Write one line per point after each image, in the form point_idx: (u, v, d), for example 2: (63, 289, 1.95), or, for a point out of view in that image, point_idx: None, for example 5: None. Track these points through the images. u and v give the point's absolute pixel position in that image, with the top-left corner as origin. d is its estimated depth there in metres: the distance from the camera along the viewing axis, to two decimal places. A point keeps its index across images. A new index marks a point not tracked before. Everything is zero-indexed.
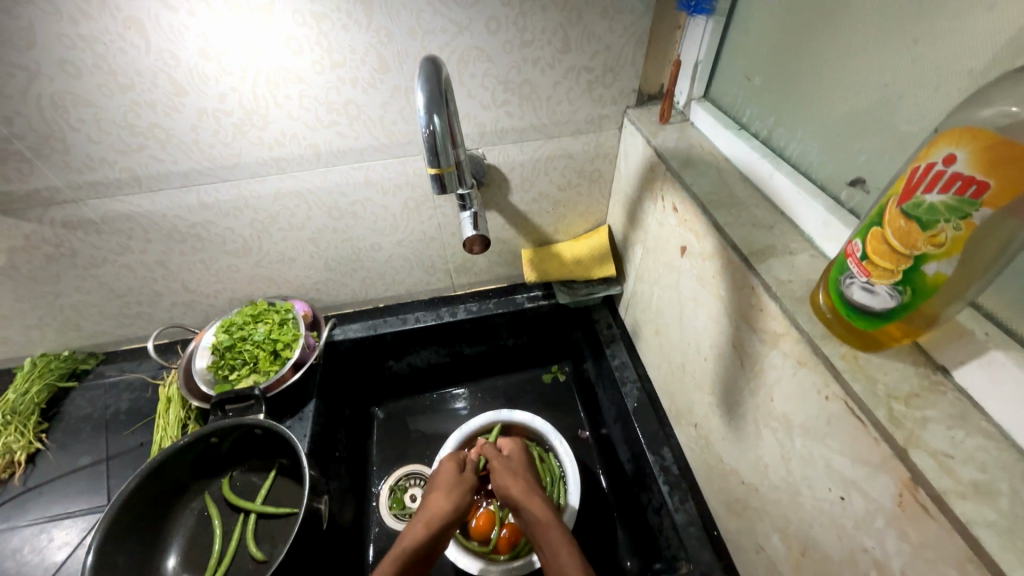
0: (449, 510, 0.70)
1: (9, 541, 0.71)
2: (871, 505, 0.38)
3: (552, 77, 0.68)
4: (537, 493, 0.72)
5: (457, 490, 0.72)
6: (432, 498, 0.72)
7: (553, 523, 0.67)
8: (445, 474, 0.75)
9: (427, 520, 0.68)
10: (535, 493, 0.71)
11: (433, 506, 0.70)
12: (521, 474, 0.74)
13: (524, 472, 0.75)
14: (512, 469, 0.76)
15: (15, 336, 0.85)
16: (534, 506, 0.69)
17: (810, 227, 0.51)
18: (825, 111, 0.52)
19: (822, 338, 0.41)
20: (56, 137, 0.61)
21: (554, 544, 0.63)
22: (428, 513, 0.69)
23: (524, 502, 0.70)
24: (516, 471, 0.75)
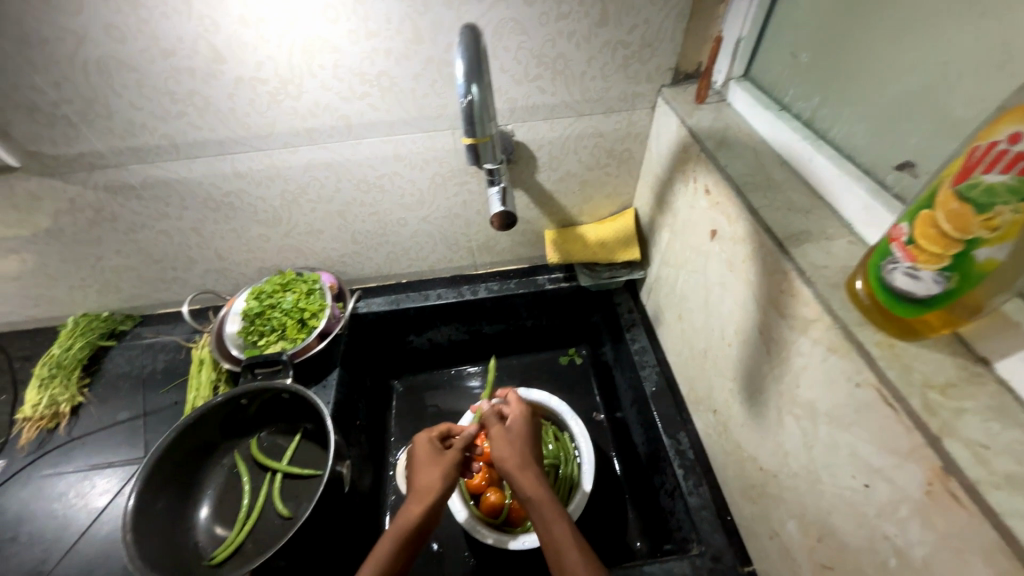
0: (441, 489, 0.65)
1: (55, 486, 0.76)
2: (897, 494, 0.37)
3: (586, 52, 0.66)
4: (532, 465, 0.67)
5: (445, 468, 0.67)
6: (421, 475, 0.67)
7: (547, 498, 0.62)
8: (426, 455, 0.70)
9: (421, 496, 0.64)
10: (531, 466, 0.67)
11: (425, 484, 0.65)
12: (514, 444, 0.70)
13: (519, 442, 0.71)
14: (508, 437, 0.72)
15: (59, 295, 0.90)
16: (525, 478, 0.65)
17: (850, 212, 0.50)
18: (876, 91, 0.50)
19: (858, 325, 0.40)
20: (101, 101, 0.63)
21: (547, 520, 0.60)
22: (421, 491, 0.65)
23: (513, 473, 0.65)
24: (512, 442, 0.70)
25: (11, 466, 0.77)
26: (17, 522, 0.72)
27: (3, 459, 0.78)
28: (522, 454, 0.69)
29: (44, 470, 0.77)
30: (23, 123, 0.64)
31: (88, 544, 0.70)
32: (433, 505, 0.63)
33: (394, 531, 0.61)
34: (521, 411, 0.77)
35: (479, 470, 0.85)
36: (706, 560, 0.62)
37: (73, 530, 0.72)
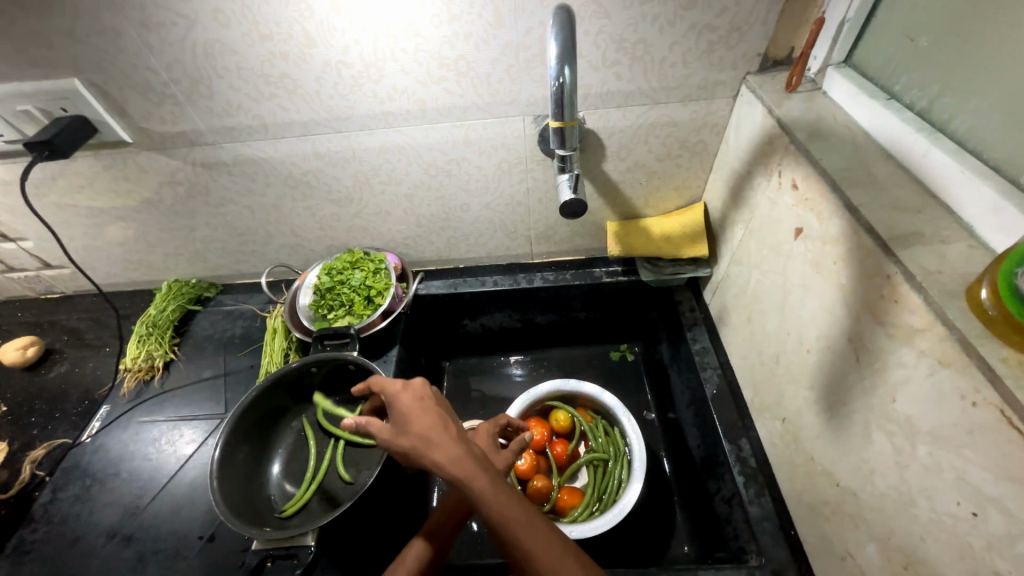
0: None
1: (150, 431, 0.84)
2: (1015, 527, 0.34)
3: (670, 36, 0.64)
4: (444, 433, 0.52)
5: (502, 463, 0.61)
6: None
7: (470, 466, 0.49)
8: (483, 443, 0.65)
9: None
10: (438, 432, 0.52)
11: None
12: (420, 413, 0.55)
13: (422, 409, 0.55)
14: (411, 413, 0.55)
15: (156, 261, 0.99)
16: (438, 451, 0.50)
17: (971, 214, 0.45)
18: (1016, 77, 0.45)
19: (979, 338, 0.37)
20: (204, 83, 0.68)
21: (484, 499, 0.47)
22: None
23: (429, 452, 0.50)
24: (421, 410, 0.55)
25: (115, 410, 0.87)
26: (119, 461, 0.81)
27: (108, 404, 0.88)
28: (438, 422, 0.54)
29: (142, 417, 0.86)
30: (138, 102, 0.70)
31: (177, 486, 0.78)
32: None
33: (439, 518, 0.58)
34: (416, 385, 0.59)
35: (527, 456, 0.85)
36: (766, 572, 0.59)
37: (164, 473, 0.80)
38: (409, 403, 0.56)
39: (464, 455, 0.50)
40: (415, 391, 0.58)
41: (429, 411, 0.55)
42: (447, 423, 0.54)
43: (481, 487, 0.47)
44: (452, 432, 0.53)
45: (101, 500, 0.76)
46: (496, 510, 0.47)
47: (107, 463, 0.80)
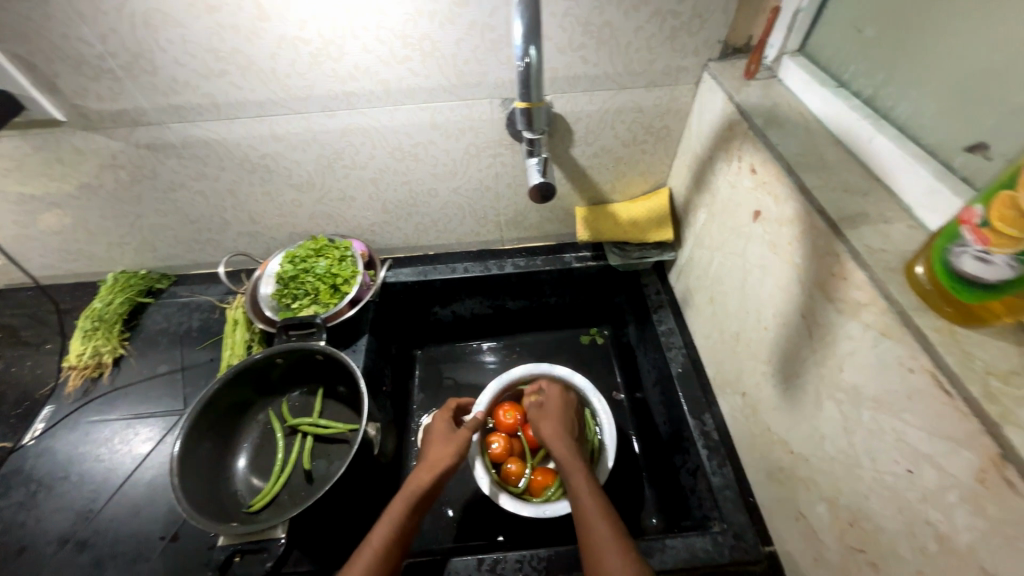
0: (454, 460, 0.67)
1: (101, 431, 0.80)
2: (945, 480, 0.37)
3: (634, 20, 0.64)
4: (566, 437, 0.75)
5: (458, 440, 0.70)
6: (434, 447, 0.69)
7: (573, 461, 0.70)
8: (440, 429, 0.73)
9: (432, 466, 0.65)
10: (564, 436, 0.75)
11: (439, 455, 0.67)
12: (553, 413, 0.79)
13: (558, 411, 0.80)
14: (551, 412, 0.80)
15: (99, 252, 0.92)
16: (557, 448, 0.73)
17: (910, 196, 0.48)
18: (950, 68, 0.48)
19: (916, 310, 0.40)
20: (146, 57, 0.63)
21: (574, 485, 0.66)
22: (432, 460, 0.67)
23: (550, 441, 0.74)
24: (554, 423, 0.77)
25: (60, 411, 0.81)
26: (68, 463, 0.76)
27: (52, 405, 0.82)
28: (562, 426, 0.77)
29: (91, 416, 0.81)
30: (70, 76, 0.65)
31: (134, 487, 0.74)
32: (444, 472, 0.65)
33: (407, 491, 0.62)
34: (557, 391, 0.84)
35: (499, 440, 0.87)
36: (728, 537, 0.62)
37: (119, 474, 0.76)
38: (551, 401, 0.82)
39: (575, 458, 0.71)
40: (566, 395, 0.84)
41: (567, 420, 0.79)
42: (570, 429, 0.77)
43: (580, 482, 0.66)
44: (570, 442, 0.74)
45: (48, 506, 0.72)
46: (584, 503, 0.62)
47: (54, 467, 0.75)
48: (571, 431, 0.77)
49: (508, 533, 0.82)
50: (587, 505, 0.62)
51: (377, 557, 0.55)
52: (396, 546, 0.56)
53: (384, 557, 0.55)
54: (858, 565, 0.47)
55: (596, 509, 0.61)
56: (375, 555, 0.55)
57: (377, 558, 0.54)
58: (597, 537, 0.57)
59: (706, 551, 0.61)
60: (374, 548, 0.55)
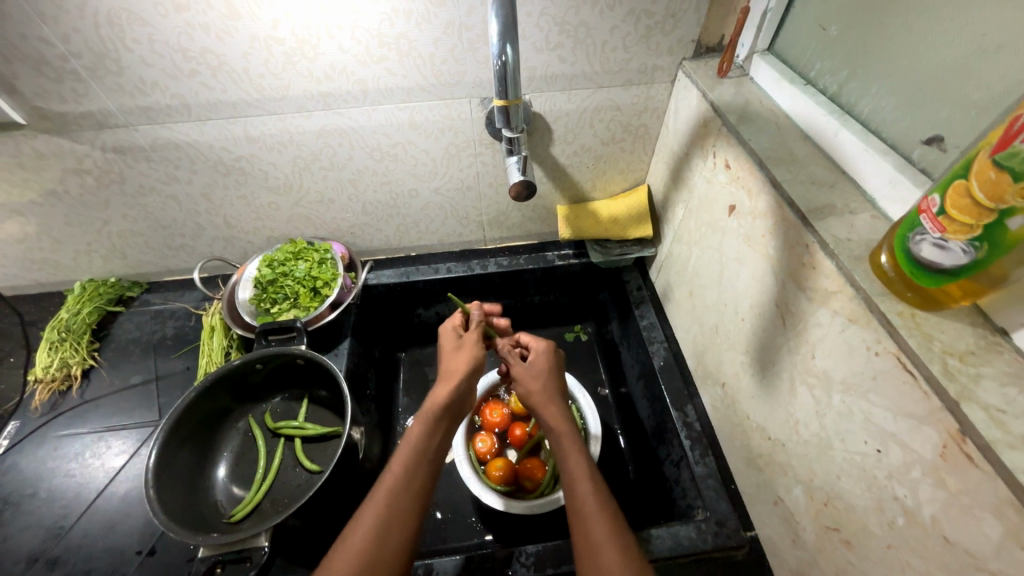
0: (468, 369, 0.65)
1: (72, 445, 0.77)
2: (909, 456, 0.39)
3: (609, 20, 0.65)
4: (559, 402, 0.65)
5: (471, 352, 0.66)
6: (448, 360, 0.66)
7: (569, 431, 0.61)
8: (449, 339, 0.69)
9: (448, 380, 0.63)
10: (557, 401, 0.65)
11: (454, 366, 0.65)
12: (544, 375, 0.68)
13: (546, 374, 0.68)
14: (532, 372, 0.68)
15: (65, 260, 0.89)
16: (547, 416, 0.63)
17: (873, 188, 0.50)
18: (908, 65, 0.50)
19: (880, 295, 0.41)
20: (111, 56, 0.61)
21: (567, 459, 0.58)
22: (449, 374, 0.64)
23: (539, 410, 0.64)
24: (540, 378, 0.68)
25: (26, 426, 0.78)
26: (35, 480, 0.73)
27: (17, 420, 0.79)
28: (549, 390, 0.67)
29: (60, 431, 0.78)
30: (30, 77, 0.62)
31: (108, 501, 0.72)
32: (460, 385, 0.63)
33: (425, 413, 0.60)
34: (541, 346, 0.72)
35: (486, 439, 0.87)
36: (711, 524, 0.64)
37: (91, 489, 0.73)
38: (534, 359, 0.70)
39: (570, 426, 0.62)
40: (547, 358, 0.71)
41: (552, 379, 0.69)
42: (560, 394, 0.67)
43: (573, 461, 0.57)
44: (562, 406, 0.65)
45: (15, 525, 0.69)
46: (578, 485, 0.55)
47: (21, 484, 0.72)
48: (560, 392, 0.69)
49: (496, 532, 0.82)
50: (580, 489, 0.55)
51: (401, 478, 0.53)
52: (421, 467, 0.55)
53: (410, 478, 0.54)
54: (833, 544, 0.48)
55: (593, 505, 0.53)
56: (399, 478, 0.53)
57: (401, 479, 0.53)
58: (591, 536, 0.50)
59: (690, 538, 0.63)
60: (394, 473, 0.54)
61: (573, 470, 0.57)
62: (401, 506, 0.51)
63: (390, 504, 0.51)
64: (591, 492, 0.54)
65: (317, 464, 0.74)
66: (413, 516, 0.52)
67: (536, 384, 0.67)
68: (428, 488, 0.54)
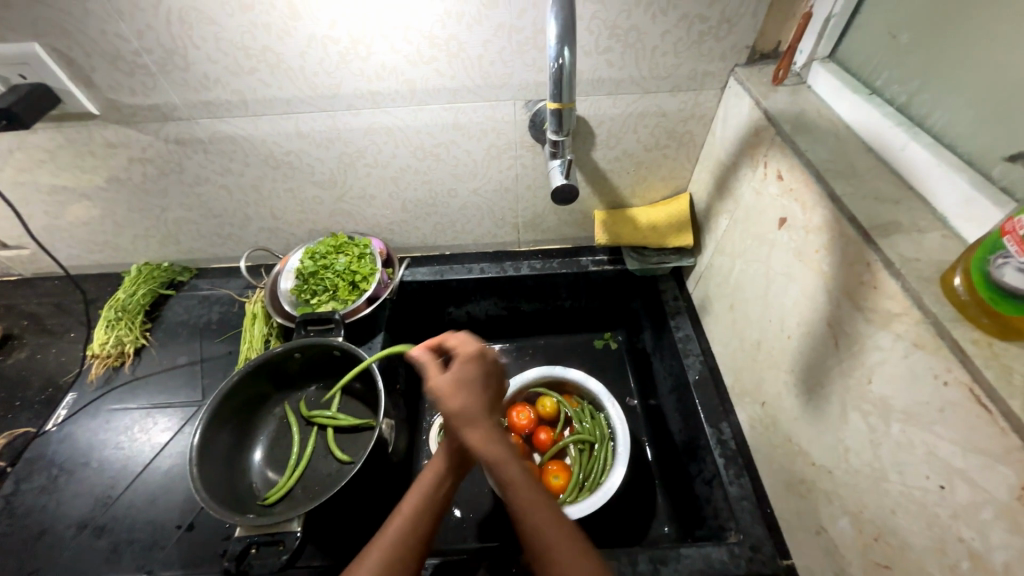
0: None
1: (122, 419, 0.81)
2: (979, 496, 0.36)
3: (662, 24, 0.64)
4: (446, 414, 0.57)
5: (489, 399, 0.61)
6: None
7: (521, 480, 0.49)
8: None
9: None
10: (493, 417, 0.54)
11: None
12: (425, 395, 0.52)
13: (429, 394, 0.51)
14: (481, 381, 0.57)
15: (124, 244, 0.94)
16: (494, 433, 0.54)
17: (945, 205, 0.47)
18: (991, 76, 0.47)
19: (952, 321, 0.39)
20: (179, 53, 0.65)
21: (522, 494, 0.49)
22: None
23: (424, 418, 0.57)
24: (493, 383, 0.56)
25: (82, 398, 0.83)
26: (89, 450, 0.77)
27: (75, 392, 0.84)
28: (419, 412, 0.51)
29: (112, 405, 0.82)
30: (106, 71, 0.66)
31: (152, 475, 0.75)
32: None
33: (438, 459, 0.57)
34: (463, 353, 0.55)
35: (513, 439, 0.87)
36: (745, 548, 0.61)
37: (137, 462, 0.77)
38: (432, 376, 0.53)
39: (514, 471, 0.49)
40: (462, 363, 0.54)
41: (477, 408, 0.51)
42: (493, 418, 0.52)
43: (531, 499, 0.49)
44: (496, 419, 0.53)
45: (68, 492, 0.73)
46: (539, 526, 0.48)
47: (76, 452, 0.77)
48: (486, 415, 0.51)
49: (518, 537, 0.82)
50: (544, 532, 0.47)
51: (405, 525, 0.52)
52: (424, 517, 0.53)
53: (411, 529, 0.52)
54: None
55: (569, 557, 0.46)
56: (403, 528, 0.52)
57: (406, 528, 0.52)
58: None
59: (721, 561, 0.60)
60: (402, 519, 0.53)
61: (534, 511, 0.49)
62: (403, 558, 0.50)
63: (393, 549, 0.51)
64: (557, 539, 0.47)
65: (348, 455, 0.75)
66: (413, 566, 0.51)
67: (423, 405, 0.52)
68: (427, 542, 0.52)
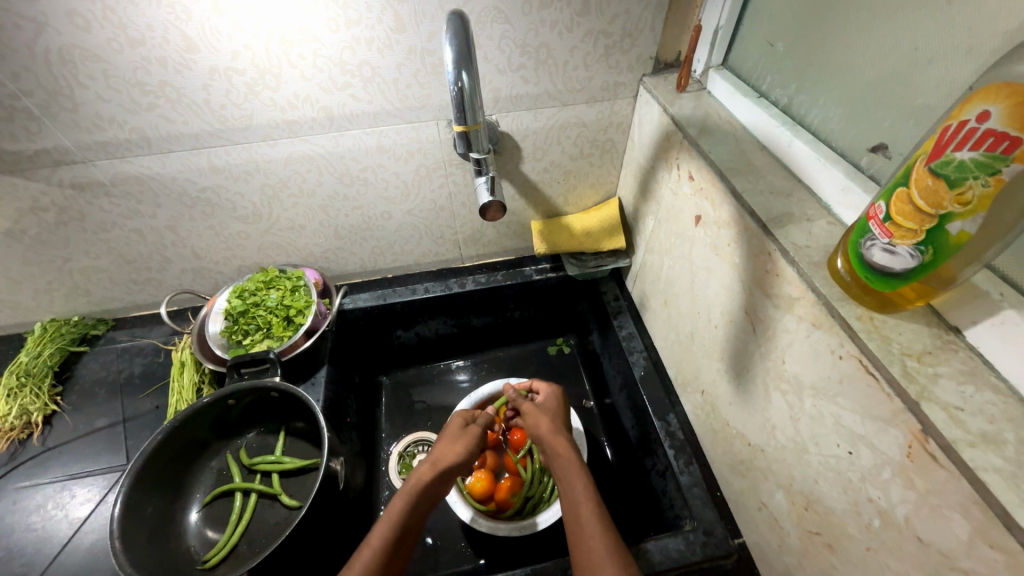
0: (460, 459, 0.67)
1: (32, 498, 0.73)
2: (879, 458, 0.39)
3: (569, 41, 0.67)
4: (562, 431, 0.70)
5: (466, 443, 0.69)
6: (438, 448, 0.68)
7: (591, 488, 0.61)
8: (453, 429, 0.72)
9: (435, 464, 0.65)
10: (562, 430, 0.70)
11: (442, 452, 0.67)
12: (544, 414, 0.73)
13: (549, 411, 0.75)
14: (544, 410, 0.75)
15: (25, 301, 0.85)
16: (558, 442, 0.68)
17: (828, 194, 0.52)
18: (850, 77, 0.52)
19: (839, 301, 0.43)
20: (65, 93, 0.60)
21: (568, 478, 0.63)
22: (435, 458, 0.66)
23: (546, 439, 0.69)
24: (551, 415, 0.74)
25: None
26: None
27: None
28: (555, 423, 0.72)
29: (19, 483, 0.74)
30: None
31: (72, 555, 0.68)
32: (448, 473, 0.65)
33: (408, 490, 0.61)
34: (551, 391, 0.79)
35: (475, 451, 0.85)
36: (699, 534, 0.63)
37: (54, 544, 0.69)
38: (544, 400, 0.78)
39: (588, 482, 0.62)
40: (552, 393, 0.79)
41: (553, 410, 0.75)
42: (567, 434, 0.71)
43: (578, 484, 0.61)
44: (569, 437, 0.69)
45: None
46: (580, 501, 0.59)
47: None
48: (565, 426, 0.73)
49: (486, 556, 0.81)
50: (584, 502, 0.59)
51: (378, 555, 0.53)
52: (392, 546, 0.55)
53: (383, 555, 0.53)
54: (816, 548, 0.49)
55: (596, 530, 0.55)
56: (373, 557, 0.53)
57: (375, 559, 0.53)
58: (586, 528, 0.55)
59: (678, 551, 0.62)
60: (372, 550, 0.54)
61: (576, 493, 0.60)
62: None
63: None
64: (593, 508, 0.58)
65: (296, 499, 0.72)
66: None
67: (541, 417, 0.73)
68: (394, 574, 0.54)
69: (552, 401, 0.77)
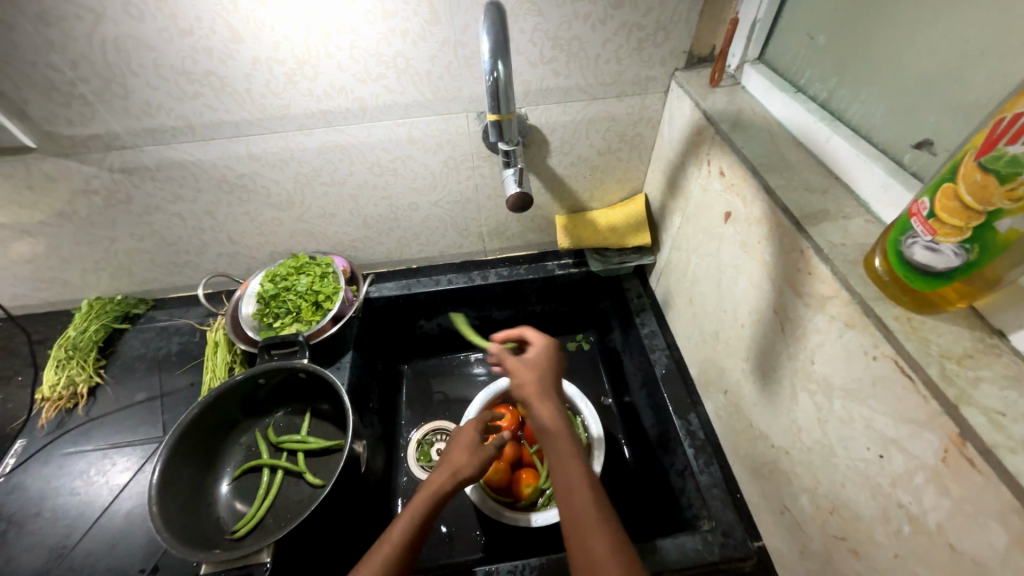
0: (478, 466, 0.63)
1: (77, 463, 0.77)
2: (912, 462, 0.38)
3: (601, 34, 0.66)
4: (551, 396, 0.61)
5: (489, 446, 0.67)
6: (456, 449, 0.67)
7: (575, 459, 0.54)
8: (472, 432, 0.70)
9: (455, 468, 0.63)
10: (551, 393, 0.61)
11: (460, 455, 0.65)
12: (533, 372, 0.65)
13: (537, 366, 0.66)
14: (530, 368, 0.65)
15: (73, 279, 0.90)
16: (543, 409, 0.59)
17: (866, 192, 0.51)
18: (895, 71, 0.51)
19: (875, 300, 0.42)
20: (118, 81, 0.63)
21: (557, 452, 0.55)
22: (455, 461, 0.64)
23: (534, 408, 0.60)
24: (538, 372, 0.64)
25: (32, 445, 0.79)
26: (41, 498, 0.74)
27: (23, 439, 0.79)
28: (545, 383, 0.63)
29: (65, 449, 0.79)
30: (40, 103, 0.64)
31: (112, 520, 0.72)
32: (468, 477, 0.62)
33: (429, 491, 0.60)
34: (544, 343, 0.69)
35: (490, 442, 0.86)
36: (717, 535, 0.63)
37: (95, 507, 0.73)
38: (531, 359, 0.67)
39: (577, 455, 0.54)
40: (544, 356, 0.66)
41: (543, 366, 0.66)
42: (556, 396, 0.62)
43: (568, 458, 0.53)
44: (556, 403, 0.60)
45: (18, 546, 0.69)
46: (572, 480, 0.52)
47: (26, 503, 0.73)
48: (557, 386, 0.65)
49: (500, 545, 0.82)
50: (575, 483, 0.51)
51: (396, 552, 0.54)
52: (408, 545, 0.55)
53: (398, 555, 0.54)
54: (840, 553, 0.48)
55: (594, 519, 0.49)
56: (390, 554, 0.54)
57: (393, 555, 0.54)
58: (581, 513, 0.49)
59: (695, 550, 0.62)
60: (389, 546, 0.55)
61: (568, 470, 0.53)
62: None
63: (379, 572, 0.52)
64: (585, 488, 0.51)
65: (320, 478, 0.74)
66: None
67: (528, 377, 0.63)
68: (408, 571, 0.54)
69: (546, 359, 0.67)
